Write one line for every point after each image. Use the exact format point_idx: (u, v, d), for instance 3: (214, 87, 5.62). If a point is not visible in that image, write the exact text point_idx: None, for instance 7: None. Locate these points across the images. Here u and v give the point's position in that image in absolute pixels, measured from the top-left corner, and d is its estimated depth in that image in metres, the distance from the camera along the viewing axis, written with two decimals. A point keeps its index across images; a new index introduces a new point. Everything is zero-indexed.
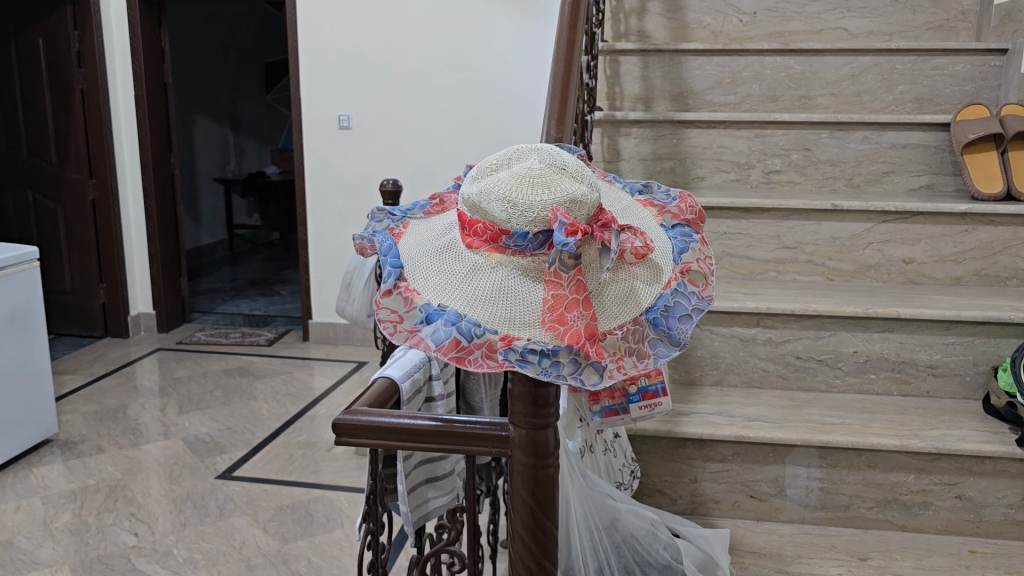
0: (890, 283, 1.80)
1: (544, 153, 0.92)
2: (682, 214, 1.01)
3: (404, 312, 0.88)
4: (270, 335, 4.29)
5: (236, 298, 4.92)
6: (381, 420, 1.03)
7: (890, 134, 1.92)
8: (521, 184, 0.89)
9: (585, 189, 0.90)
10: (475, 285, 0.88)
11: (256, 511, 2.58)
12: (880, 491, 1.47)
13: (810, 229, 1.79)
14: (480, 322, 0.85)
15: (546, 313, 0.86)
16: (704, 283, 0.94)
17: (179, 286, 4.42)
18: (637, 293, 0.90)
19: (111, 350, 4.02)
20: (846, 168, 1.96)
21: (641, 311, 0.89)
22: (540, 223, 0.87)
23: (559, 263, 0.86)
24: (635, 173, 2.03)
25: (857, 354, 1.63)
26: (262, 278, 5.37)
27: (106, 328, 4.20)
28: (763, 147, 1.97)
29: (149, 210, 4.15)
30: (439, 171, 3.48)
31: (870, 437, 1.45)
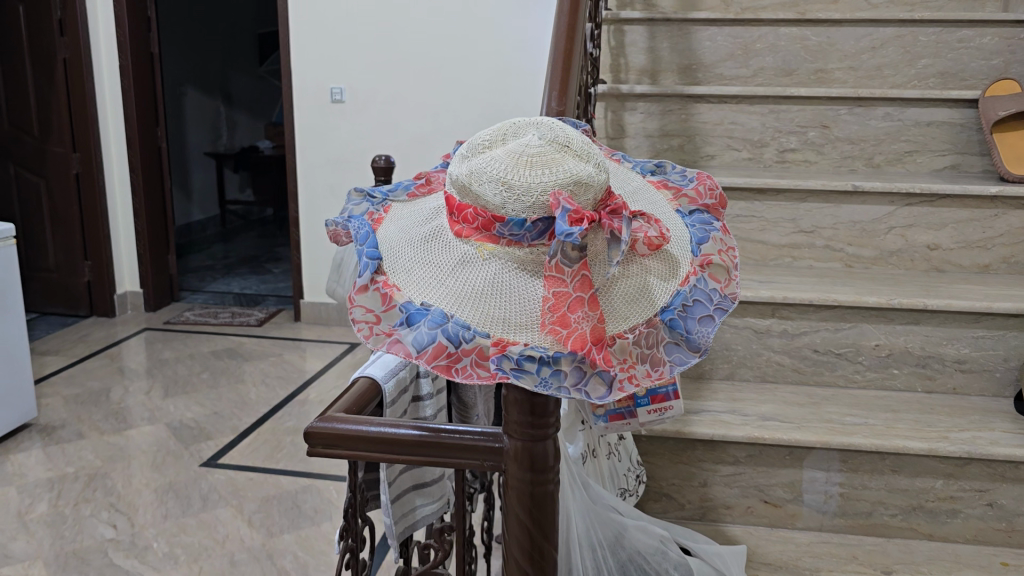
0: (913, 270, 1.68)
1: (546, 127, 0.80)
2: (702, 197, 0.89)
3: (382, 311, 0.76)
4: (261, 315, 4.16)
5: (227, 276, 4.80)
6: (358, 428, 0.91)
7: (913, 111, 1.80)
8: (517, 164, 0.76)
9: (593, 171, 0.78)
10: (463, 279, 0.76)
11: (241, 503, 2.48)
12: (904, 498, 1.36)
13: (828, 212, 1.67)
14: (468, 324, 0.73)
15: (545, 313, 0.74)
16: (728, 278, 0.82)
17: (167, 264, 4.29)
18: (651, 289, 0.78)
19: (97, 329, 3.90)
20: (866, 146, 1.83)
21: (656, 310, 0.77)
22: (540, 210, 0.75)
23: (562, 257, 0.74)
24: (641, 151, 1.90)
25: (879, 347, 1.52)
26: (254, 256, 5.24)
27: (91, 307, 4.07)
28: (777, 124, 1.85)
29: (136, 185, 4.01)
30: (434, 146, 3.35)
31: (894, 439, 1.34)
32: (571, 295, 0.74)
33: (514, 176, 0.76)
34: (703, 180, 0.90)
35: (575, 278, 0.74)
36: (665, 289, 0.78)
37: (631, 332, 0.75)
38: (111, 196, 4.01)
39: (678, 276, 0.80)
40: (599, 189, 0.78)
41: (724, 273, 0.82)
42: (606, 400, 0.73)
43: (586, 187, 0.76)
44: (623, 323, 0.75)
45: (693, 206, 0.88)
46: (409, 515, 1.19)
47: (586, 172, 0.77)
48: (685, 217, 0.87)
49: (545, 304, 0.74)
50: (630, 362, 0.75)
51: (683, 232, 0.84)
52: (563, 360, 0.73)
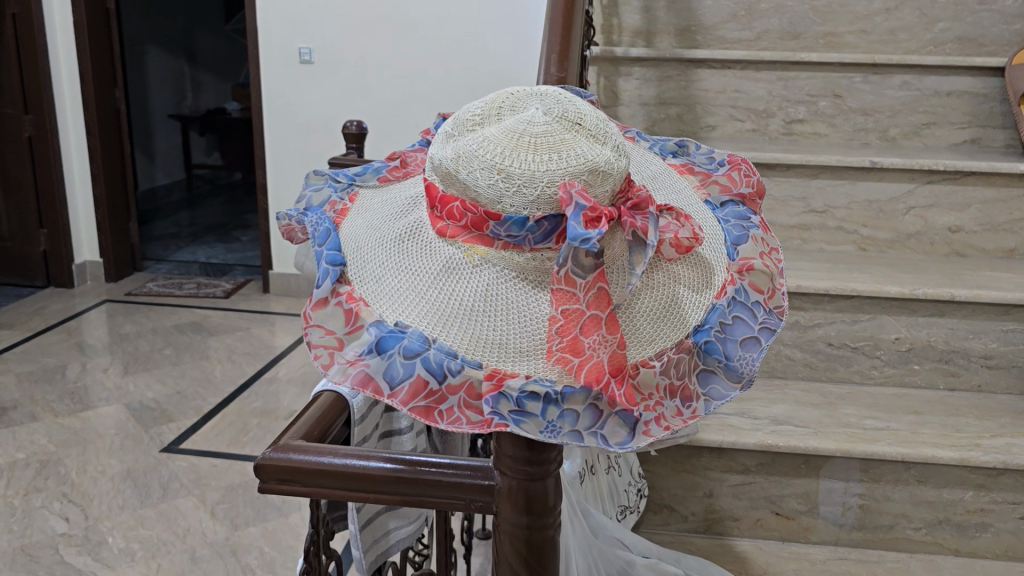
0: (932, 255, 1.54)
1: (551, 99, 0.64)
2: (737, 184, 0.74)
3: (346, 334, 0.61)
4: (228, 286, 3.98)
5: (193, 244, 4.60)
6: (320, 460, 0.76)
7: (933, 79, 1.65)
8: (516, 145, 0.61)
9: (609, 156, 0.62)
10: (449, 292, 0.60)
11: (203, 492, 2.32)
12: (929, 511, 1.24)
13: (843, 189, 1.52)
14: (454, 350, 0.58)
15: (552, 336, 0.59)
16: (774, 287, 0.68)
17: (129, 232, 4.07)
18: (681, 304, 0.63)
19: (53, 301, 3.69)
20: (880, 118, 1.69)
21: (687, 331, 0.62)
22: (545, 204, 0.60)
23: (573, 265, 0.58)
24: (636, 120, 1.74)
25: (899, 341, 1.38)
26: (221, 223, 5.03)
27: (48, 277, 3.86)
28: (785, 92, 1.70)
29: (94, 149, 3.78)
30: (410, 111, 3.16)
31: (921, 447, 1.21)
32: (584, 313, 0.59)
33: (513, 161, 0.60)
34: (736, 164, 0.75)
35: (589, 292, 0.59)
36: (697, 303, 0.64)
37: (658, 359, 0.60)
38: (66, 160, 3.79)
39: (713, 287, 0.65)
40: (617, 178, 0.62)
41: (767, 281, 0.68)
42: (627, 446, 0.59)
43: (602, 177, 0.61)
44: (648, 348, 0.61)
45: (725, 197, 0.73)
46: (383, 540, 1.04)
47: (601, 157, 0.62)
48: (716, 211, 0.73)
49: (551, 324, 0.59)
50: (655, 396, 0.61)
51: (716, 229, 0.70)
52: (575, 398, 0.58)
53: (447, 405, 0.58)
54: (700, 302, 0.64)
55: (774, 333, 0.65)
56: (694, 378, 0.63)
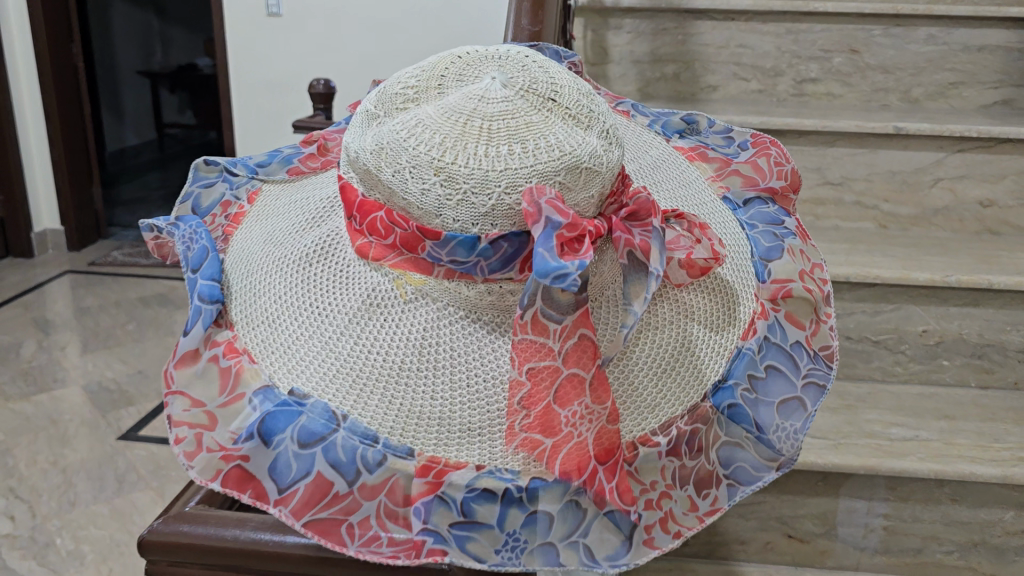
0: (962, 233, 1.37)
1: (512, 67, 0.46)
2: (765, 176, 0.61)
3: (219, 406, 0.46)
4: None
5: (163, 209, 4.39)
6: (225, 535, 0.56)
7: (961, 32, 1.46)
8: (461, 132, 0.42)
9: (598, 146, 0.44)
10: (366, 348, 0.45)
11: (163, 485, 2.16)
12: (963, 533, 1.08)
13: (862, 158, 1.34)
14: (371, 433, 0.44)
15: (518, 410, 0.43)
16: (813, 321, 0.55)
17: (92, 197, 3.84)
18: (698, 355, 0.49)
19: (12, 272, 3.46)
20: (902, 76, 1.50)
21: (706, 393, 0.49)
22: (508, 220, 0.42)
23: (549, 308, 0.42)
24: (627, 79, 1.55)
25: (926, 334, 1.21)
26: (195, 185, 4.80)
27: (6, 246, 3.60)
28: (795, 47, 1.50)
29: (50, 110, 3.54)
30: (384, 67, 2.94)
31: (957, 462, 1.04)
32: (562, 376, 0.43)
33: (458, 155, 0.41)
34: (762, 153, 0.62)
35: (565, 343, 0.43)
36: (720, 350, 0.50)
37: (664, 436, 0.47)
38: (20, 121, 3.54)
39: (739, 325, 0.52)
40: (608, 178, 0.44)
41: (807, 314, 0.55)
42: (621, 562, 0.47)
43: (588, 178, 0.43)
44: (653, 417, 0.47)
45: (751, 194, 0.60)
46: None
47: (587, 150, 0.43)
48: (738, 213, 0.59)
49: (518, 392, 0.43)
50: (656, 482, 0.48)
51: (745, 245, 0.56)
52: (549, 495, 0.45)
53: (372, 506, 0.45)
54: (725, 351, 0.50)
55: (822, 391, 0.53)
56: (712, 452, 0.50)
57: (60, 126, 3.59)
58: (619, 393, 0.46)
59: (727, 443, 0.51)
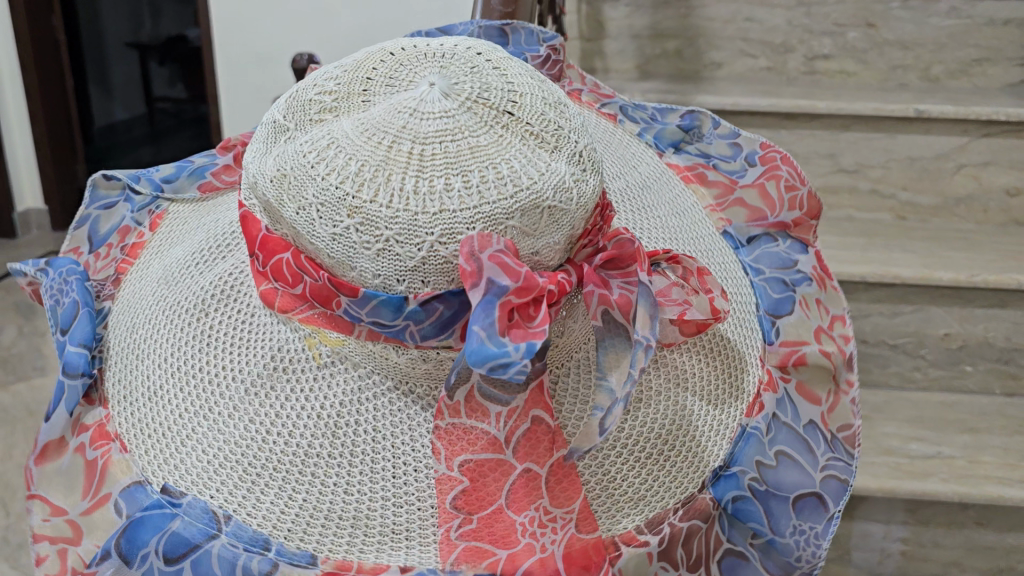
0: (985, 224, 1.27)
1: (458, 69, 0.43)
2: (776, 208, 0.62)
3: (79, 514, 0.49)
4: None
5: None
6: None
7: (987, 4, 1.35)
8: (395, 162, 0.39)
9: (565, 172, 0.41)
10: (271, 439, 0.45)
11: None
12: (987, 558, 1.00)
13: (879, 144, 1.23)
14: (262, 540, 0.44)
15: (446, 509, 0.44)
16: (828, 396, 0.58)
17: (79, 177, 3.47)
18: (692, 440, 0.50)
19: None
20: (922, 52, 1.39)
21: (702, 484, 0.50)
22: (437, 270, 0.39)
23: (485, 386, 0.43)
24: (626, 56, 1.44)
25: (948, 338, 1.11)
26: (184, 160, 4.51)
27: None
28: (806, 21, 1.39)
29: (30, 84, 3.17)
30: None
31: (985, 485, 0.94)
32: (516, 473, 0.45)
33: (374, 192, 0.39)
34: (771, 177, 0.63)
35: (515, 433, 0.44)
36: (715, 431, 0.51)
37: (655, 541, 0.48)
38: None
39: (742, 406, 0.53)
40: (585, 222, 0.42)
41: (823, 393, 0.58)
42: None
43: (552, 219, 0.41)
44: (638, 514, 0.48)
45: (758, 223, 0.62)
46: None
47: (552, 176, 0.40)
48: (743, 252, 0.61)
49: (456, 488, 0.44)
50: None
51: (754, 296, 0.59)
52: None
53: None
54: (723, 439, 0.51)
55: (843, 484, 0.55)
56: (715, 560, 0.52)
57: (39, 103, 3.22)
58: (598, 492, 0.47)
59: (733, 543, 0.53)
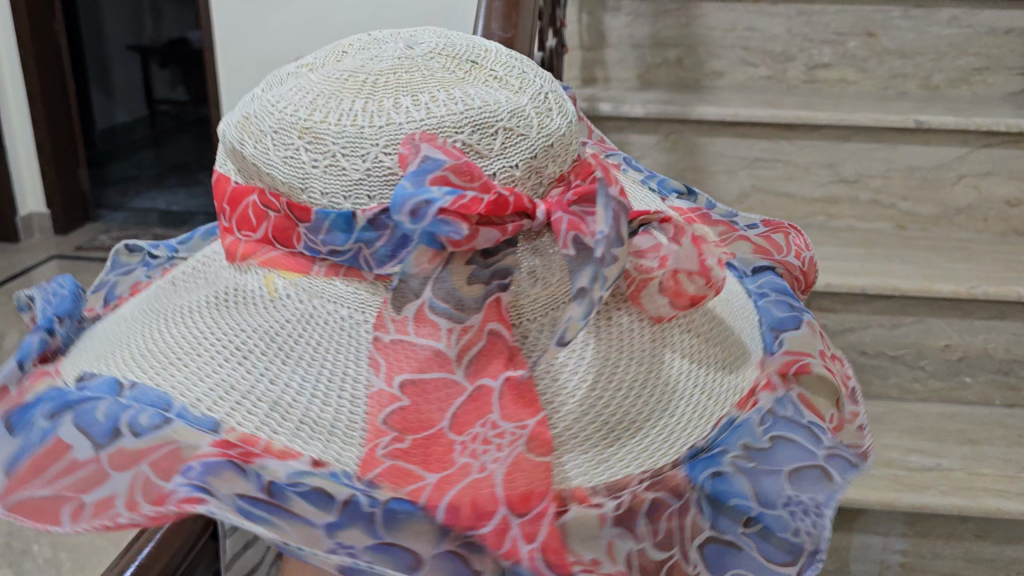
0: (985, 233, 1.27)
1: (422, 39, 0.50)
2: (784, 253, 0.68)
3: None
4: None
5: (155, 187, 4.02)
6: None
7: (988, 14, 1.34)
8: (355, 91, 0.44)
9: (525, 105, 0.46)
10: (200, 332, 0.44)
11: None
12: (987, 569, 1.00)
13: (880, 154, 1.23)
14: (163, 400, 0.41)
15: (381, 421, 0.41)
16: (831, 415, 0.55)
17: (78, 180, 3.48)
18: (669, 386, 0.46)
19: None
20: (921, 62, 1.39)
21: (678, 454, 0.45)
22: (385, 188, 0.43)
23: (439, 302, 0.44)
24: (626, 66, 1.44)
25: (948, 349, 1.12)
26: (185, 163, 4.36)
27: None
28: (807, 30, 1.39)
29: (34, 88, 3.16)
30: None
31: (984, 497, 0.94)
32: (468, 393, 0.43)
33: (327, 114, 0.43)
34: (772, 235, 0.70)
35: (466, 349, 0.44)
36: (699, 391, 0.47)
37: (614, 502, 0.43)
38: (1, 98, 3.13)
39: (736, 393, 0.49)
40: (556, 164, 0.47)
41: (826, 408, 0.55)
42: None
43: (510, 143, 0.44)
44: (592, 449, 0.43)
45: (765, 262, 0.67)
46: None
47: (516, 108, 0.45)
48: (748, 279, 0.64)
49: (394, 409, 0.42)
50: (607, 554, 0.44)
51: (757, 317, 0.58)
52: (413, 528, 0.41)
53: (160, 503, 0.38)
54: (704, 403, 0.47)
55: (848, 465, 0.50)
56: (693, 548, 0.47)
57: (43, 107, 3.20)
58: (556, 414, 0.43)
59: (720, 532, 0.48)
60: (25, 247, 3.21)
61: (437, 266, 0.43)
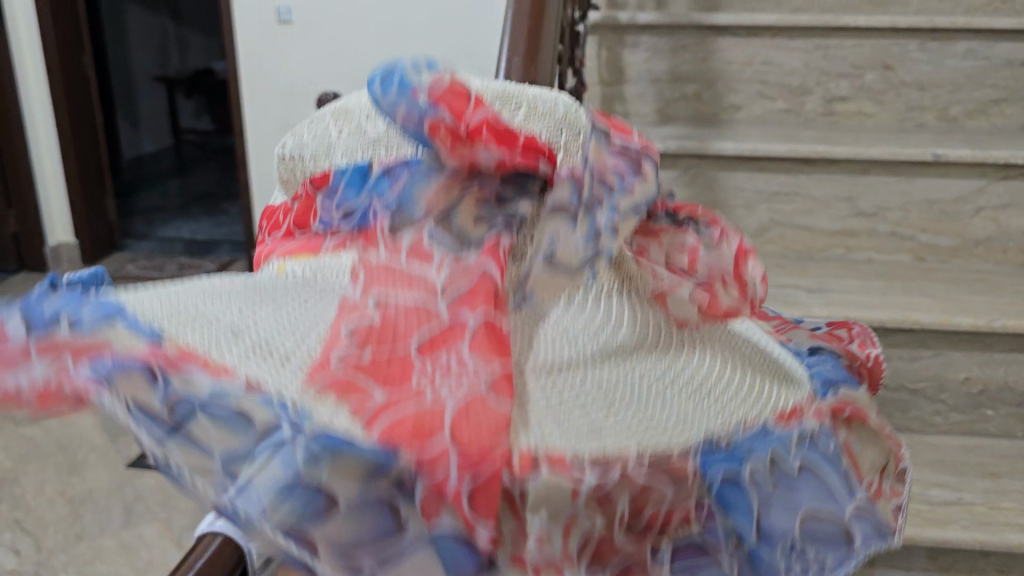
0: (1005, 264, 1.27)
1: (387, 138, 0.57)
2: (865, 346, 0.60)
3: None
4: (213, 268, 3.42)
5: (179, 217, 4.08)
6: None
7: (1006, 46, 1.35)
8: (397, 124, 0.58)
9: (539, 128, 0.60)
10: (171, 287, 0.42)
11: (171, 518, 1.74)
12: None
13: (898, 187, 1.24)
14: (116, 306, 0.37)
15: (344, 336, 0.40)
16: (878, 476, 0.45)
17: (105, 208, 3.53)
18: (673, 378, 0.44)
19: (23, 286, 3.13)
20: (939, 94, 1.40)
21: (691, 437, 0.39)
22: (396, 149, 0.56)
23: (433, 228, 0.50)
24: (645, 100, 1.46)
25: (969, 381, 1.12)
26: (209, 192, 4.42)
27: (20, 259, 3.26)
28: (824, 64, 1.41)
29: (65, 121, 3.22)
30: None
31: (1007, 532, 0.94)
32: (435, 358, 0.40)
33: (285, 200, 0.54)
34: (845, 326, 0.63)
35: (459, 273, 0.47)
36: (698, 369, 0.45)
37: (595, 471, 0.37)
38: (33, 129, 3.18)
39: (758, 385, 0.45)
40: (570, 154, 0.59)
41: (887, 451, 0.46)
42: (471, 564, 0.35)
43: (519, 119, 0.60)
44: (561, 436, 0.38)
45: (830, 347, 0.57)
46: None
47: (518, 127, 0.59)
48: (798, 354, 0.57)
49: (364, 314, 0.43)
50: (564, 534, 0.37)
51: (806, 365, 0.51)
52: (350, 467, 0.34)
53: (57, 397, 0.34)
54: (701, 372, 0.45)
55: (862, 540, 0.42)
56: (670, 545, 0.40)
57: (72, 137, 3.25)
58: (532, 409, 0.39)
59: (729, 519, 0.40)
60: None
61: (442, 204, 0.52)
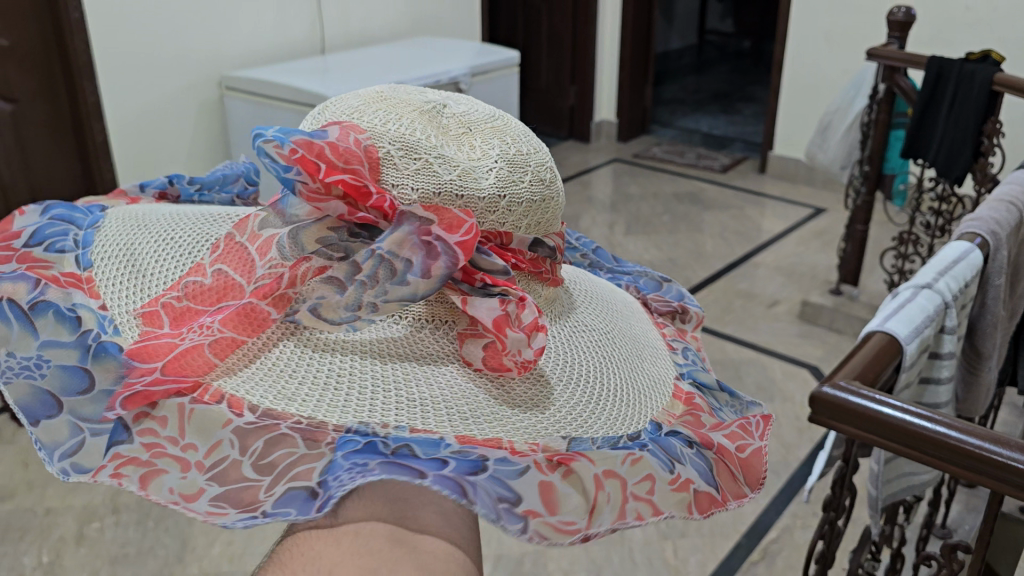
0: None
1: (447, 112, 0.64)
2: (753, 435, 0.67)
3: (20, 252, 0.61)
4: (726, 160, 3.74)
5: (697, 111, 4.51)
6: (913, 425, 0.73)
7: None
8: (376, 101, 0.63)
9: (492, 165, 0.61)
10: (179, 223, 0.63)
11: None
12: None
13: None
14: (89, 263, 0.60)
15: (159, 302, 0.56)
16: (570, 520, 0.49)
17: (643, 95, 4.05)
18: (459, 405, 0.53)
19: (574, 154, 3.85)
20: None
21: (348, 421, 0.50)
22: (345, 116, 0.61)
23: (284, 239, 0.58)
24: None
25: None
26: (727, 92, 4.89)
27: (571, 129, 4.02)
28: None
29: (568, 26, 3.80)
30: (875, 15, 3.05)
31: None
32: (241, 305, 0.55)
33: (356, 114, 0.61)
34: (762, 423, 0.70)
35: (269, 271, 0.57)
36: (407, 406, 0.51)
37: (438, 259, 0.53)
38: (560, 38, 3.83)
39: (466, 431, 0.51)
40: (486, 219, 0.60)
41: (566, 507, 0.50)
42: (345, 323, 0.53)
43: (422, 171, 0.58)
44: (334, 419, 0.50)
45: (687, 432, 0.62)
46: (895, 481, 1.17)
47: (456, 165, 0.59)
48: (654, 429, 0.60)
49: (200, 279, 0.57)
50: (212, 451, 0.50)
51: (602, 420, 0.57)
52: (106, 365, 0.54)
53: (81, 281, 0.59)
54: (411, 411, 0.51)
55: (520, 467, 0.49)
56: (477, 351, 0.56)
57: (631, 45, 3.85)
58: (322, 400, 0.51)
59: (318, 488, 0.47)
60: (595, 148, 3.93)
61: (313, 220, 0.58)
